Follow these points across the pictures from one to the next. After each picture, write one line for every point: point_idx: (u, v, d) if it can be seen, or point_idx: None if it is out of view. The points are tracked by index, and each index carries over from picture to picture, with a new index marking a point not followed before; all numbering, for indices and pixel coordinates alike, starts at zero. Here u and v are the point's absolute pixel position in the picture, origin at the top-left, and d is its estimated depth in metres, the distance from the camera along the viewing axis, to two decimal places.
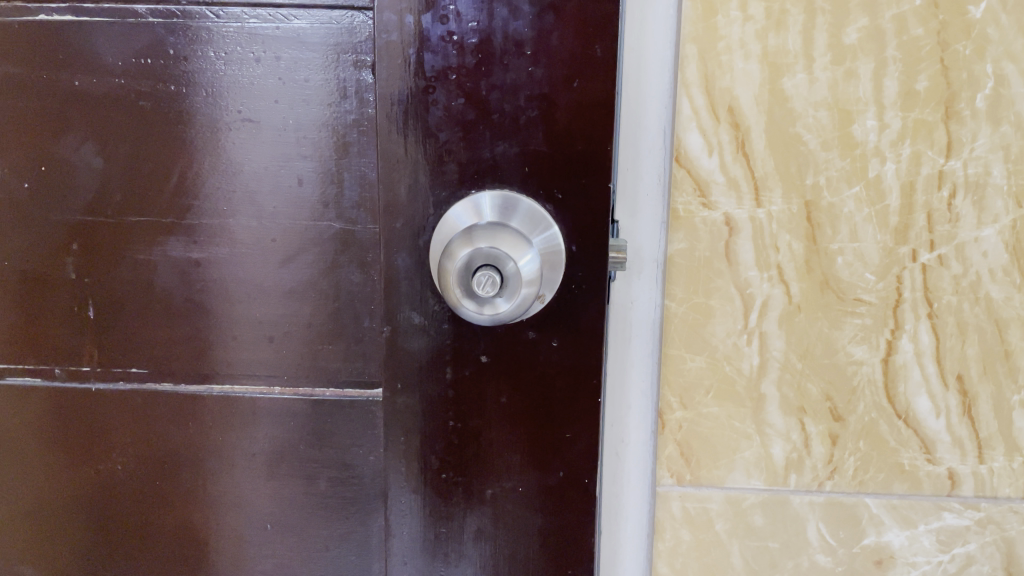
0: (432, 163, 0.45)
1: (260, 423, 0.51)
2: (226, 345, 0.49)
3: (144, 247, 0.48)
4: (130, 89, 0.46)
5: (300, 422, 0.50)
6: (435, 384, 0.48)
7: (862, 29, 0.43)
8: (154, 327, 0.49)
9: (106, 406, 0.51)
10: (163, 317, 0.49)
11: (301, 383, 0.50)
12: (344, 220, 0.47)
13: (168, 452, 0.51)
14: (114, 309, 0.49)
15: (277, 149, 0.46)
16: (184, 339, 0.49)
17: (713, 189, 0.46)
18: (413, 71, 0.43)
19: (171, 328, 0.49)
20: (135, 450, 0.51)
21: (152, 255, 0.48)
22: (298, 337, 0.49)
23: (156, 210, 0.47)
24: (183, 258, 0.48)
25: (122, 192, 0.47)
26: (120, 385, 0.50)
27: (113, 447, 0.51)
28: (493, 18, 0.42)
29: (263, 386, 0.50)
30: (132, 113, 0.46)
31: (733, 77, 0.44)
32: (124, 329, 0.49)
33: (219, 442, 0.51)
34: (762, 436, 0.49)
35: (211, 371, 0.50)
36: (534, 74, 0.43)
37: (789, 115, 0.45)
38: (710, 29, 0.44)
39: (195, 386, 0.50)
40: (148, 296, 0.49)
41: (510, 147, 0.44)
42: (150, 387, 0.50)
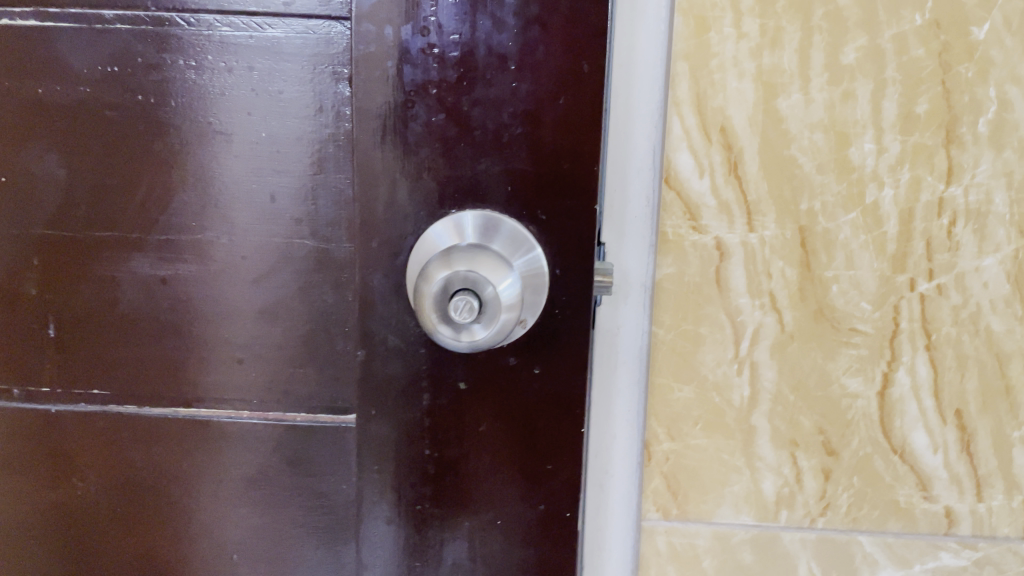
0: (411, 180, 0.43)
1: (228, 448, 0.48)
2: (194, 367, 0.47)
3: (108, 263, 0.46)
4: (97, 98, 0.44)
5: (270, 448, 0.48)
6: (412, 411, 0.45)
7: (860, 48, 0.42)
8: (118, 347, 0.47)
9: (68, 427, 0.48)
10: (128, 337, 0.47)
11: (273, 407, 0.48)
12: (318, 239, 0.45)
13: (131, 477, 0.49)
14: (77, 327, 0.47)
15: (249, 163, 0.44)
16: (149, 360, 0.47)
17: (704, 213, 0.44)
18: (392, 85, 0.41)
19: (136, 348, 0.47)
20: (97, 475, 0.49)
21: (117, 271, 0.46)
22: (269, 359, 0.47)
23: (122, 225, 0.45)
24: (149, 275, 0.46)
25: (87, 206, 0.45)
26: (82, 407, 0.48)
27: (75, 471, 0.49)
28: (476, 31, 0.40)
29: (232, 411, 0.48)
30: (99, 123, 0.44)
31: (726, 96, 0.43)
32: (87, 349, 0.47)
33: (184, 467, 0.49)
34: (752, 470, 0.47)
35: (177, 394, 0.48)
36: (518, 89, 0.41)
37: (783, 137, 0.43)
38: (702, 46, 0.42)
39: (160, 409, 0.48)
40: (113, 315, 0.46)
41: (492, 166, 0.42)
42: (113, 409, 0.48)
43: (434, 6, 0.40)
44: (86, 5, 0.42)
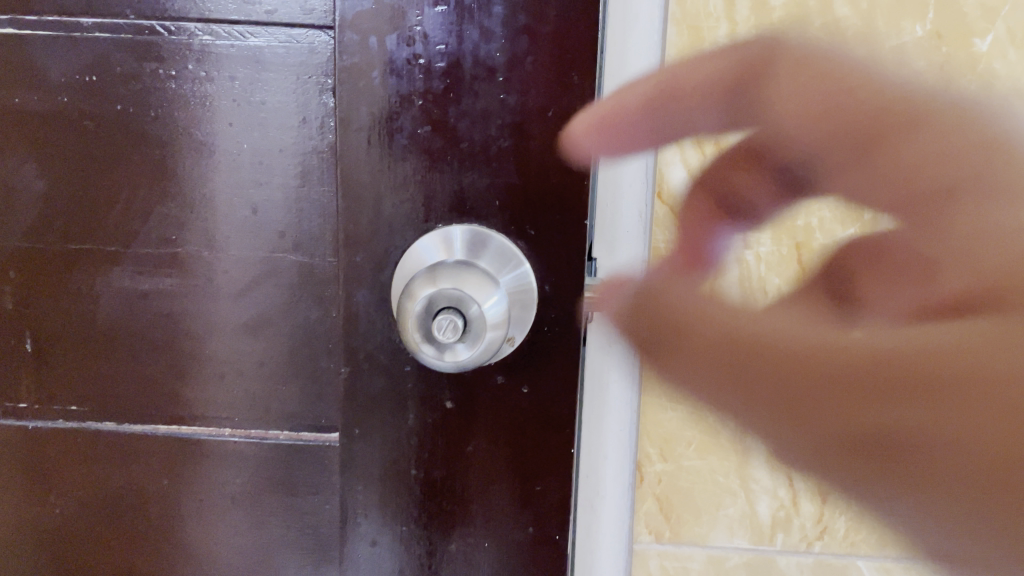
0: (396, 194, 0.41)
1: (210, 466, 0.47)
2: (175, 383, 0.46)
3: (88, 276, 0.45)
4: (75, 107, 0.43)
5: (252, 466, 0.47)
6: (398, 430, 0.44)
7: (860, 61, 0.40)
8: (97, 361, 0.46)
9: (46, 444, 0.47)
10: (108, 353, 0.46)
11: (256, 424, 0.46)
12: (302, 252, 0.44)
13: (111, 495, 0.48)
14: (55, 342, 0.46)
15: (231, 175, 0.43)
16: (129, 375, 0.46)
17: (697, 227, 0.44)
18: (378, 96, 0.40)
19: (117, 364, 0.46)
20: (76, 493, 0.48)
21: (97, 285, 0.45)
22: (251, 375, 0.46)
23: (101, 238, 0.44)
24: (129, 289, 0.45)
25: (65, 218, 0.44)
26: (60, 423, 0.47)
27: (53, 488, 0.48)
28: (463, 41, 0.39)
29: (213, 428, 0.46)
30: (77, 133, 0.43)
31: (721, 108, 0.42)
32: (65, 364, 0.46)
33: (164, 486, 0.47)
34: (746, 492, 0.47)
35: (158, 410, 0.46)
36: (506, 101, 0.40)
37: (780, 151, 0.42)
38: (697, 57, 0.42)
39: (140, 425, 0.47)
40: (92, 329, 0.45)
41: (479, 179, 0.41)
42: (93, 426, 0.47)
43: (420, 15, 0.39)
44: (64, 13, 0.41)
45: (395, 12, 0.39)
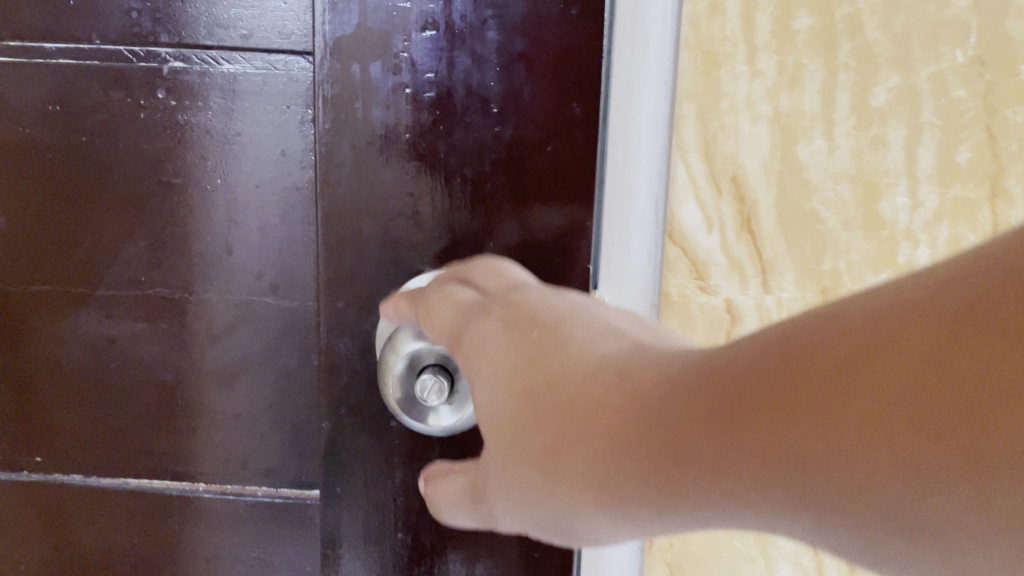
0: (381, 234, 0.38)
1: (182, 523, 0.44)
2: (145, 435, 0.43)
3: (51, 319, 0.41)
4: (37, 139, 0.40)
5: (228, 524, 0.44)
6: (382, 489, 0.40)
7: (893, 89, 0.37)
8: (62, 410, 0.43)
9: (8, 498, 0.44)
10: (72, 401, 0.42)
11: (234, 479, 0.43)
12: (281, 296, 0.41)
13: (78, 553, 0.44)
14: (15, 390, 0.43)
15: (203, 212, 0.40)
16: (96, 426, 0.43)
17: (712, 272, 0.39)
18: (360, 128, 0.37)
19: (81, 413, 0.43)
20: (39, 551, 0.45)
21: (61, 329, 0.42)
22: (228, 426, 0.42)
23: (65, 279, 0.41)
24: (95, 334, 0.42)
25: (26, 258, 0.41)
26: (23, 475, 0.44)
27: (15, 546, 0.45)
28: (454, 69, 0.35)
29: (186, 483, 0.43)
30: (39, 167, 0.40)
31: (738, 141, 0.38)
32: (27, 413, 0.43)
33: (133, 544, 0.44)
34: (766, 559, 0.42)
35: (126, 464, 0.43)
36: (501, 135, 0.36)
37: (804, 188, 0.38)
38: (711, 85, 0.37)
39: (107, 479, 0.43)
40: (57, 375, 0.42)
41: (471, 219, 0.37)
42: (58, 478, 0.44)
43: (406, 41, 0.35)
44: (26, 38, 0.38)
45: (379, 38, 0.35)
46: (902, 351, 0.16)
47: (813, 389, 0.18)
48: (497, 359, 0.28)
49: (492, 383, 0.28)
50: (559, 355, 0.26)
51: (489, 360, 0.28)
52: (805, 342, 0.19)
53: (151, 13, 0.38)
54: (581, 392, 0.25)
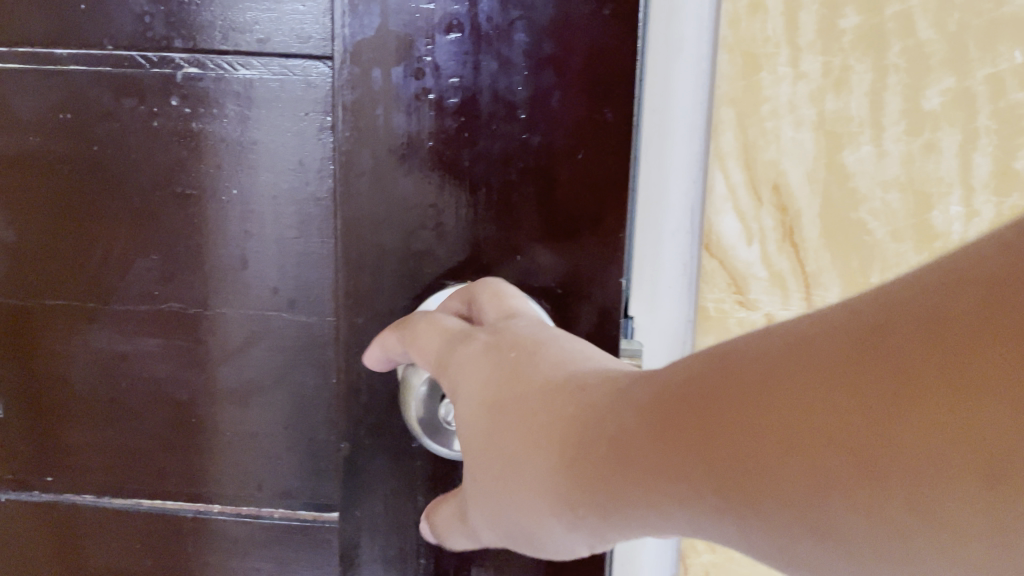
0: (402, 247, 0.36)
1: (197, 545, 0.42)
2: (157, 455, 0.41)
3: (62, 334, 0.40)
4: (47, 149, 0.38)
5: (245, 546, 0.42)
6: (401, 513, 0.38)
7: (946, 91, 0.34)
8: (73, 428, 0.41)
9: (20, 518, 0.43)
10: (83, 420, 0.41)
11: (248, 500, 0.41)
12: (299, 310, 0.39)
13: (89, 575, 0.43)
14: (25, 407, 0.41)
15: (218, 224, 0.38)
16: (108, 446, 0.41)
17: (751, 285, 0.38)
18: (380, 136, 0.35)
19: (92, 433, 0.41)
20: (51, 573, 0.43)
21: (72, 345, 0.40)
22: (242, 445, 0.41)
23: (77, 293, 0.40)
24: (107, 350, 0.40)
25: (36, 272, 0.39)
26: (35, 495, 0.42)
27: (27, 567, 0.43)
28: (480, 73, 0.34)
29: (200, 504, 0.42)
30: (48, 178, 0.38)
31: (780, 147, 0.36)
32: (37, 432, 0.42)
33: (147, 567, 0.43)
34: None
35: (139, 484, 0.42)
36: (529, 143, 0.34)
37: (850, 197, 0.36)
38: (751, 88, 0.35)
39: (119, 500, 0.42)
40: (68, 392, 0.41)
41: (498, 231, 0.36)
42: (69, 499, 0.42)
43: (430, 44, 0.33)
44: (36, 43, 0.37)
45: (400, 40, 0.33)
46: (827, 361, 0.16)
47: (744, 401, 0.18)
48: (479, 378, 0.26)
49: (475, 400, 0.26)
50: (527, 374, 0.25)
51: (468, 381, 0.27)
52: (736, 353, 0.19)
53: (163, 18, 0.36)
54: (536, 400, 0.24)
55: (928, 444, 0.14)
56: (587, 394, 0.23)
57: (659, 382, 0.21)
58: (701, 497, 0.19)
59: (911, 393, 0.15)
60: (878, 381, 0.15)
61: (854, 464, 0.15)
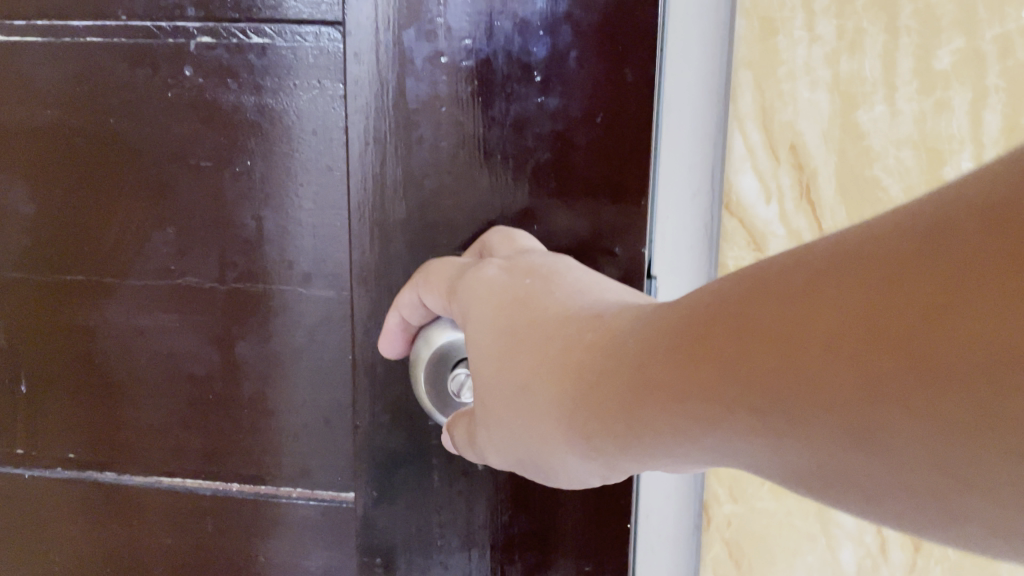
0: (416, 219, 0.34)
1: (214, 525, 0.42)
2: (181, 431, 0.41)
3: (85, 309, 0.41)
4: (64, 123, 0.39)
5: (260, 528, 0.42)
6: (427, 505, 0.36)
7: (957, 52, 0.35)
8: (97, 405, 0.42)
9: (41, 495, 0.43)
10: (105, 396, 0.42)
11: (271, 476, 0.42)
12: (316, 285, 0.39)
13: (114, 551, 0.43)
14: (49, 382, 0.42)
15: (232, 195, 0.38)
16: (130, 422, 0.42)
17: (771, 243, 0.39)
18: (390, 102, 0.33)
19: (115, 409, 0.42)
20: (72, 550, 0.44)
21: (94, 320, 0.41)
22: (267, 419, 0.41)
23: (100, 267, 0.40)
24: (127, 325, 0.41)
25: (59, 247, 0.40)
26: (57, 471, 0.43)
27: (48, 544, 0.44)
28: (494, 35, 0.31)
29: (219, 482, 0.42)
30: (69, 152, 0.39)
31: (797, 108, 0.37)
32: (61, 406, 0.42)
33: (167, 545, 0.43)
34: (828, 537, 0.41)
35: (161, 459, 0.42)
36: (546, 106, 0.32)
37: (865, 155, 0.37)
38: (768, 52, 0.37)
39: (140, 477, 0.42)
40: (94, 369, 0.41)
41: (517, 202, 0.33)
42: (91, 475, 0.43)
43: (441, 4, 0.31)
44: (55, 17, 0.37)
45: (411, 0, 0.32)
46: (857, 278, 0.15)
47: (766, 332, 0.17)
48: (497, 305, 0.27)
49: (488, 326, 0.26)
50: (540, 301, 0.26)
51: (482, 304, 0.27)
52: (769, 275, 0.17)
53: None
54: (558, 331, 0.24)
55: (972, 362, 0.13)
56: (618, 326, 0.23)
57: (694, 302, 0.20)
58: (735, 431, 0.18)
59: (939, 331, 0.13)
60: (926, 274, 0.13)
61: (905, 368, 0.14)
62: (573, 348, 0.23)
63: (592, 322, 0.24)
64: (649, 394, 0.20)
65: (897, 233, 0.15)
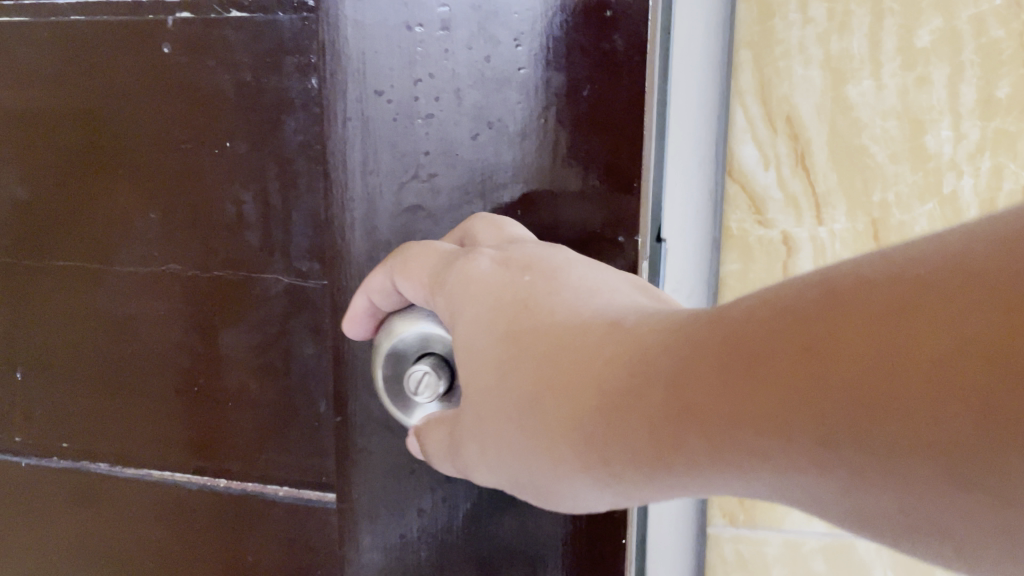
0: (393, 191, 0.37)
1: (206, 513, 0.47)
2: (171, 387, 0.46)
3: (77, 301, 0.47)
4: (63, 127, 0.45)
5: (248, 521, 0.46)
6: (406, 501, 0.40)
7: (936, 30, 0.40)
8: (99, 369, 0.47)
9: (42, 476, 0.50)
10: (95, 383, 0.48)
11: (245, 450, 0.45)
12: (293, 272, 0.42)
13: (75, 494, 0.49)
14: (45, 363, 0.48)
15: (218, 168, 0.42)
16: (119, 404, 0.47)
17: (770, 206, 0.43)
18: (366, 73, 0.36)
19: (106, 398, 0.48)
20: (80, 531, 0.50)
21: (84, 314, 0.47)
22: (244, 393, 0.45)
23: (87, 261, 0.46)
24: (118, 312, 0.46)
25: (60, 242, 0.46)
26: (55, 461, 0.50)
27: (58, 520, 0.50)
28: (498, 46, 0.34)
29: (209, 478, 0.46)
30: (70, 154, 0.45)
31: (793, 83, 0.41)
32: (54, 387, 0.49)
33: (161, 536, 0.48)
34: None
35: (143, 439, 0.47)
36: (525, 77, 0.34)
37: (854, 125, 0.41)
38: (767, 33, 0.41)
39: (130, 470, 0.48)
40: (98, 331, 0.47)
41: (496, 173, 0.35)
42: (83, 464, 0.49)
43: None
44: None
45: None
46: (934, 330, 0.17)
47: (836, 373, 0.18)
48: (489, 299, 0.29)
49: (489, 331, 0.28)
50: (543, 304, 0.28)
51: (478, 299, 0.29)
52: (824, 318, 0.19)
53: None
54: (574, 343, 0.26)
55: None
56: (641, 338, 0.25)
57: (726, 331, 0.22)
58: (802, 460, 0.20)
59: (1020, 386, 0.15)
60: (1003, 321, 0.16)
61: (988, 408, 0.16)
62: (587, 359, 0.25)
63: (611, 330, 0.25)
64: (707, 427, 0.21)
65: (960, 284, 0.17)
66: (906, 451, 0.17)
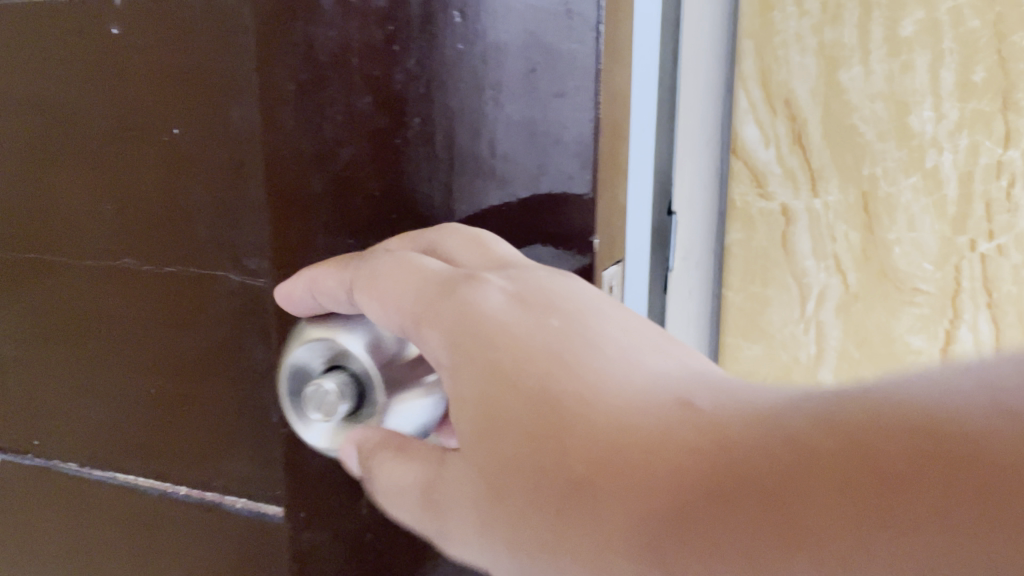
0: (331, 194, 0.33)
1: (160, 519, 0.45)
2: (113, 392, 0.44)
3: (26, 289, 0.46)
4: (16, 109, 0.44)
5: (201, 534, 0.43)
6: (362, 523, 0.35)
7: (918, 21, 0.44)
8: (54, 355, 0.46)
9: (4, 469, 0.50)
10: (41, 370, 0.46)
11: (199, 446, 0.42)
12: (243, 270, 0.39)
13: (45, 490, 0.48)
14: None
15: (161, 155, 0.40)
16: (65, 393, 0.46)
17: (770, 180, 0.48)
18: (303, 55, 0.32)
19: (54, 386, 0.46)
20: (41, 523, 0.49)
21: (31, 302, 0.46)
22: (188, 398, 0.42)
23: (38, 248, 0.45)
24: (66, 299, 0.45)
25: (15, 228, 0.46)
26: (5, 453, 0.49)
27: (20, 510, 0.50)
28: (435, 21, 0.30)
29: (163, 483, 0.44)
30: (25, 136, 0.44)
31: (790, 70, 0.46)
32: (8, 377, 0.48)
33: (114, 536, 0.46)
34: None
35: (89, 434, 0.46)
36: (464, 53, 0.30)
37: (845, 107, 0.46)
38: (767, 24, 0.46)
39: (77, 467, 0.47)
40: (43, 337, 0.46)
41: (438, 178, 0.31)
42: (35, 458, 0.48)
43: None
44: None
45: None
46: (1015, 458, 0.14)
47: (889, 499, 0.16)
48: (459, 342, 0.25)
49: (469, 399, 0.24)
50: (569, 375, 0.22)
51: (477, 339, 0.24)
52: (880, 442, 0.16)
53: None
54: (610, 427, 0.21)
55: None
56: (699, 418, 0.20)
57: (784, 430, 0.18)
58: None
59: None
60: None
61: None
62: (617, 452, 0.20)
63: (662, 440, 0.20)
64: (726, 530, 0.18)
65: None
66: (789, 560, 0.16)
